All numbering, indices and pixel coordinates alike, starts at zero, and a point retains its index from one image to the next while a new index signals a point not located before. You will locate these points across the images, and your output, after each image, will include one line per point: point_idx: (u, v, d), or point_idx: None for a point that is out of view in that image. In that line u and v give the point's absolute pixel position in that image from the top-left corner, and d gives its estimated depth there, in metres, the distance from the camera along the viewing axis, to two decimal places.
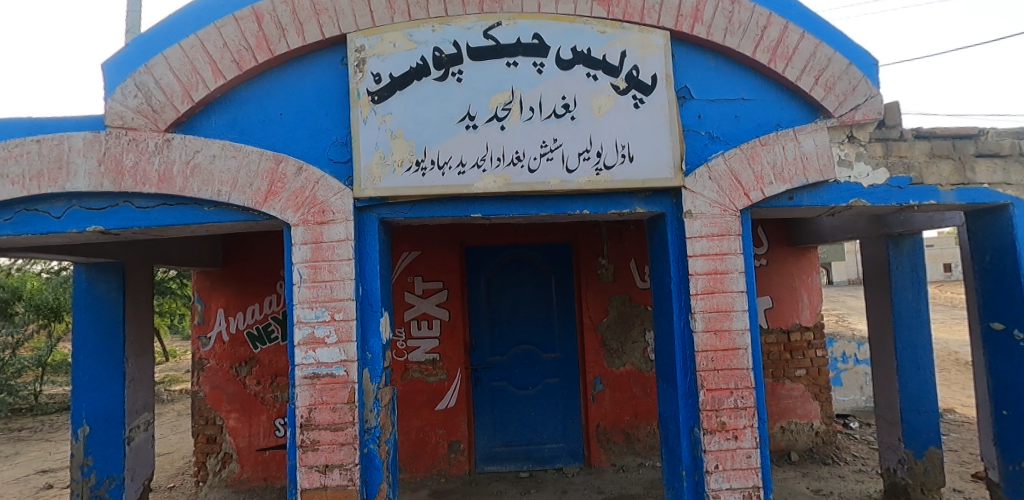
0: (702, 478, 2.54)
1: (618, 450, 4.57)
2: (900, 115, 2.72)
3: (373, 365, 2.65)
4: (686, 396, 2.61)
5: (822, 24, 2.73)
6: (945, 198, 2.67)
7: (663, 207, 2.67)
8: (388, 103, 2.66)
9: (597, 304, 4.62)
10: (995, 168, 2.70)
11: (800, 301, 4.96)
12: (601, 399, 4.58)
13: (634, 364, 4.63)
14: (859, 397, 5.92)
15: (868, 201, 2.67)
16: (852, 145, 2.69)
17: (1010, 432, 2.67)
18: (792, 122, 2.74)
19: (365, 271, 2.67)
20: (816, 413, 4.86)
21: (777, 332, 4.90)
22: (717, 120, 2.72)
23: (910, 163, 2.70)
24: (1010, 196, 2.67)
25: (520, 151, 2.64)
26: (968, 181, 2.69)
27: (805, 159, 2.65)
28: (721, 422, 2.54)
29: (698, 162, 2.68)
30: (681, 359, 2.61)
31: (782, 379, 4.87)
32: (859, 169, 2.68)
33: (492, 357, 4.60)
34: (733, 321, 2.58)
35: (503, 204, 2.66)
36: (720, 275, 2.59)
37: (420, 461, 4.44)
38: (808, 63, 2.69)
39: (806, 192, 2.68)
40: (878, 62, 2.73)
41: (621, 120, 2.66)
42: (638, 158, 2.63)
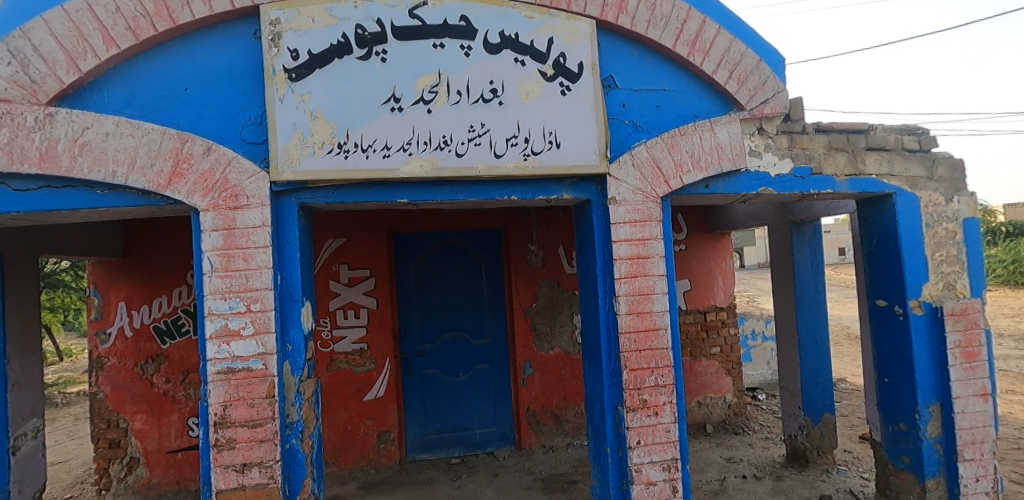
0: (625, 454, 2.65)
1: (548, 431, 4.70)
2: (803, 110, 2.93)
3: (294, 357, 2.54)
4: (610, 376, 2.70)
5: (735, 20, 2.87)
6: (839, 187, 2.91)
7: (589, 194, 2.73)
8: (306, 82, 2.51)
9: (526, 290, 4.68)
10: (882, 160, 2.97)
11: (716, 283, 5.27)
12: (531, 383, 4.67)
13: (563, 347, 4.74)
14: (766, 371, 6.41)
15: (775, 189, 2.87)
16: (762, 137, 2.87)
17: (891, 397, 2.99)
18: (709, 113, 2.88)
19: (284, 259, 2.53)
20: (728, 388, 5.22)
21: (694, 313, 5.19)
22: (640, 109, 2.81)
23: (811, 154, 2.91)
24: (894, 186, 2.95)
25: (447, 136, 2.59)
26: (860, 172, 2.94)
27: (719, 149, 2.80)
28: (643, 400, 2.65)
29: (622, 150, 2.75)
30: (606, 341, 2.69)
31: (698, 357, 5.17)
32: (767, 159, 2.87)
33: (422, 344, 4.54)
34: (653, 303, 2.69)
35: (430, 189, 2.60)
36: (642, 259, 2.69)
37: (349, 454, 4.32)
38: (723, 58, 2.83)
39: (721, 181, 2.83)
40: (785, 60, 2.92)
41: (549, 107, 2.67)
42: (564, 145, 2.66)
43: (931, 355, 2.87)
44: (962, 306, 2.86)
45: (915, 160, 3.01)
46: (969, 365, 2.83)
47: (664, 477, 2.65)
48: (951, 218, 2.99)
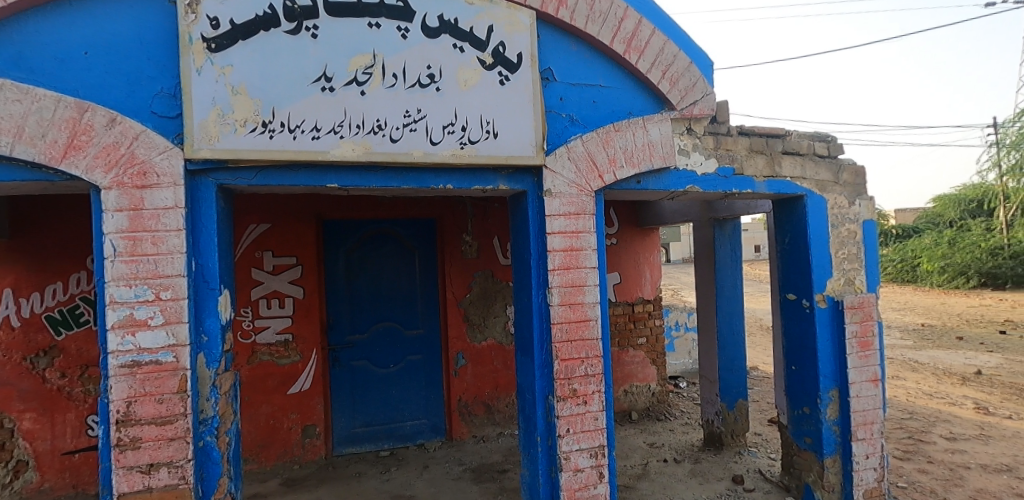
0: (555, 442, 2.70)
1: (479, 421, 4.71)
2: (727, 113, 3.08)
3: (210, 349, 2.37)
4: (542, 366, 2.73)
5: (669, 23, 2.97)
6: (758, 188, 3.10)
7: (525, 185, 2.73)
8: (227, 53, 2.33)
9: (461, 281, 4.64)
10: (796, 164, 3.19)
11: (644, 276, 5.48)
12: (463, 373, 4.65)
13: (496, 338, 4.76)
14: (687, 360, 6.74)
15: (700, 187, 3.00)
16: (690, 136, 3.00)
17: (797, 383, 3.24)
18: (642, 111, 2.96)
19: (200, 243, 2.35)
20: (653, 377, 5.46)
21: (623, 305, 5.37)
22: (577, 104, 2.84)
23: (734, 156, 3.08)
24: (805, 189, 3.18)
25: (382, 120, 2.50)
26: (777, 174, 3.14)
27: (651, 146, 2.89)
28: (573, 389, 2.71)
29: (558, 143, 2.77)
30: (538, 331, 2.72)
31: (626, 348, 5.37)
32: (694, 158, 3.00)
33: (352, 335, 4.40)
34: (585, 295, 2.74)
35: (362, 175, 2.50)
36: (575, 251, 2.74)
37: (271, 450, 4.12)
38: (657, 58, 2.92)
39: (651, 177, 2.92)
40: (713, 64, 3.06)
41: (487, 96, 2.65)
42: (501, 135, 2.64)
43: (833, 344, 3.13)
44: (859, 300, 3.13)
45: (824, 165, 3.25)
46: (863, 354, 3.11)
47: (592, 464, 2.73)
48: (852, 220, 3.27)
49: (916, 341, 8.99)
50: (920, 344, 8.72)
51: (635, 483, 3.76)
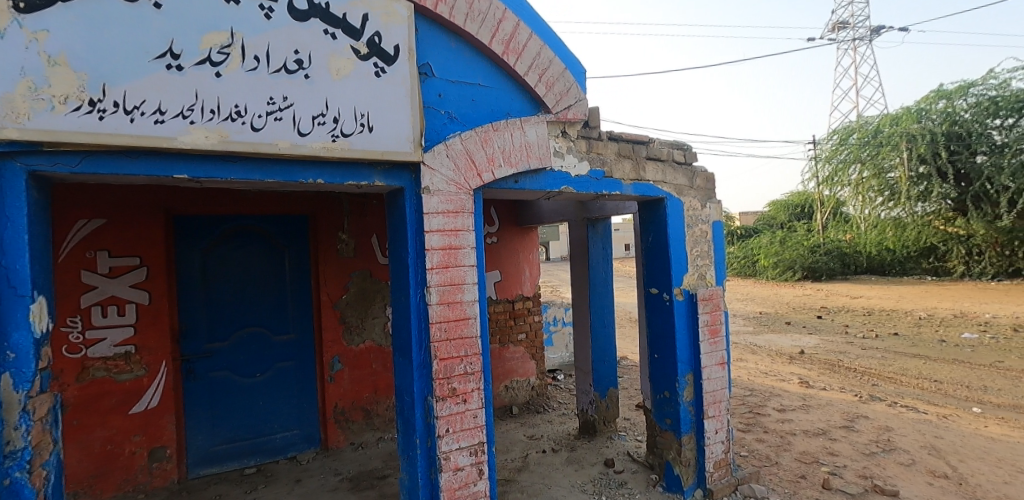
0: (434, 443, 2.66)
1: (357, 428, 4.52)
2: (598, 119, 3.27)
3: (19, 368, 1.99)
4: (420, 367, 2.68)
5: (545, 29, 3.09)
6: (625, 190, 3.32)
7: (402, 182, 2.66)
8: (42, 16, 1.96)
9: (336, 281, 4.40)
10: (658, 169, 3.46)
11: (523, 274, 5.63)
12: (339, 378, 4.42)
13: (375, 340, 4.59)
14: (564, 354, 7.04)
15: (574, 188, 3.15)
16: (565, 139, 3.13)
17: (659, 370, 3.53)
18: (519, 113, 3.03)
19: (3, 242, 1.96)
20: (532, 371, 5.65)
21: (504, 302, 5.48)
22: (456, 101, 2.82)
23: (604, 159, 3.27)
24: (666, 192, 3.47)
25: (241, 106, 2.27)
26: (642, 178, 3.39)
27: (528, 147, 2.96)
28: (452, 388, 2.70)
29: (437, 140, 2.74)
30: (416, 331, 2.66)
31: (506, 344, 5.49)
32: (568, 160, 3.13)
33: (210, 344, 3.97)
34: (464, 293, 2.74)
35: (218, 165, 2.25)
36: (454, 250, 2.72)
37: (109, 479, 3.57)
38: (534, 61, 3.00)
39: (528, 177, 3.00)
40: (585, 71, 3.23)
41: (362, 88, 2.53)
42: (377, 129, 2.54)
43: (688, 333, 3.45)
44: (710, 293, 3.50)
45: (682, 171, 3.58)
46: (713, 340, 3.48)
47: (471, 461, 2.74)
48: (704, 221, 3.64)
49: (755, 327, 10.32)
50: (758, 329, 10.02)
51: (515, 476, 3.86)
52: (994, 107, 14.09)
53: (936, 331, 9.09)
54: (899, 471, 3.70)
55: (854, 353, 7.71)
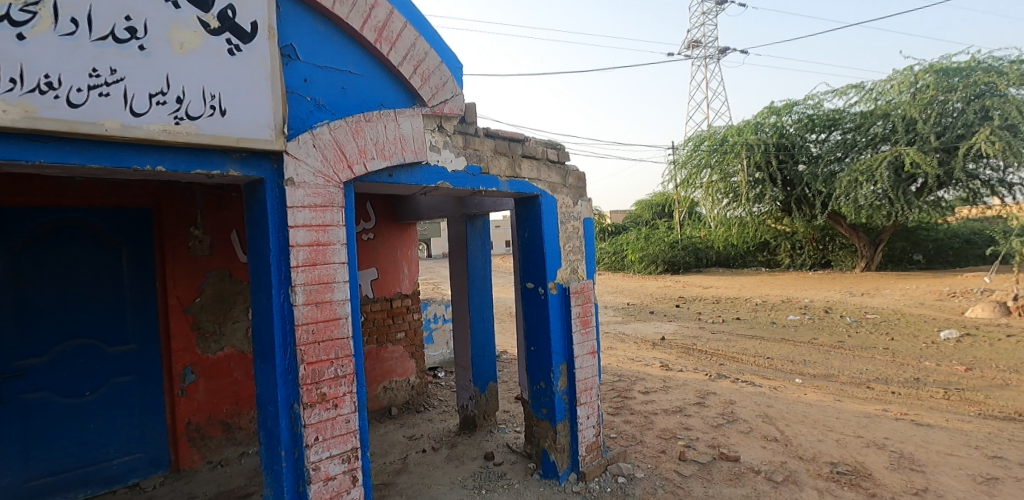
0: (302, 454, 2.48)
1: (216, 444, 4.08)
2: (475, 115, 3.28)
3: None
4: (285, 373, 2.48)
5: (420, 20, 3.02)
6: (502, 187, 3.37)
7: (262, 172, 2.43)
8: None
9: (188, 282, 3.93)
10: (533, 167, 3.56)
11: (402, 271, 5.49)
12: (193, 391, 3.96)
13: (235, 346, 4.19)
14: (445, 351, 6.99)
15: (450, 184, 3.12)
16: (441, 134, 3.09)
17: (535, 362, 3.63)
18: (393, 104, 2.93)
19: None
20: (412, 370, 5.55)
21: (381, 300, 5.30)
22: (323, 88, 2.65)
23: (480, 156, 3.29)
24: (541, 189, 3.58)
25: (54, 76, 1.91)
26: (518, 175, 3.47)
27: (402, 140, 2.87)
28: (322, 394, 2.54)
29: (302, 129, 2.55)
30: (280, 335, 2.46)
31: (384, 343, 5.32)
32: (444, 155, 3.10)
33: (22, 361, 3.32)
34: (333, 292, 2.59)
35: (23, 146, 1.88)
36: (322, 246, 2.55)
37: None
38: (408, 52, 2.92)
39: (403, 171, 2.92)
40: (462, 66, 3.22)
41: (212, 65, 2.27)
42: (231, 112, 2.29)
43: (562, 325, 3.60)
44: (581, 286, 3.68)
45: (555, 170, 3.72)
46: (584, 330, 3.67)
47: (343, 469, 2.60)
48: (576, 218, 3.82)
49: (623, 317, 11.13)
50: (626, 319, 10.82)
51: (394, 479, 3.77)
52: (811, 123, 16.68)
53: (769, 315, 10.53)
54: (740, 439, 4.21)
55: (704, 337, 8.65)
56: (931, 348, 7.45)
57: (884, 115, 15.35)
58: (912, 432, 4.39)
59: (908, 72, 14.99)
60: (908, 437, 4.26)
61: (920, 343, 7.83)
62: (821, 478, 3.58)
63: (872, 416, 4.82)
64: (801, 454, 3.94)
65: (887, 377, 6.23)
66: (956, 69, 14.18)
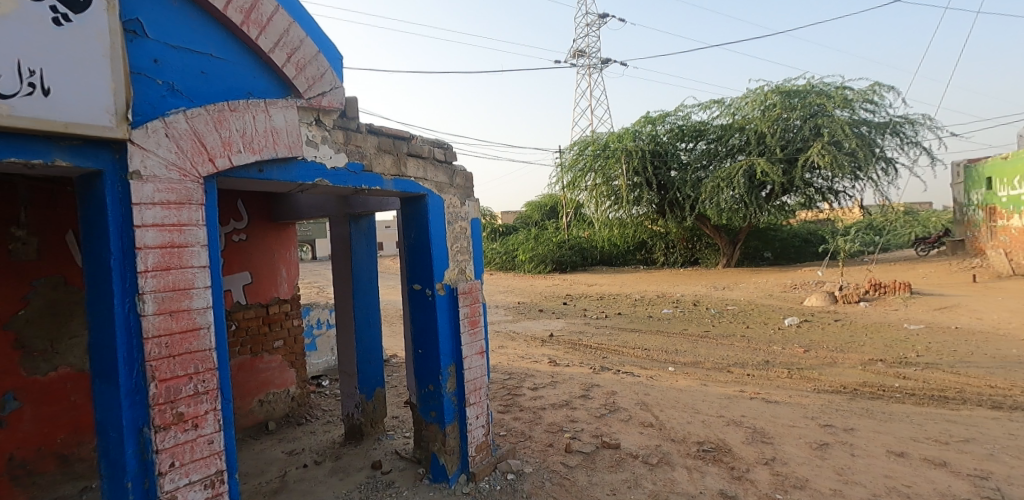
0: (154, 484, 2.20)
1: (47, 481, 3.51)
2: (356, 110, 3.14)
3: None
4: (131, 393, 2.16)
5: (293, 5, 2.82)
6: (386, 185, 3.26)
7: (100, 163, 2.10)
8: None
9: (7, 292, 3.32)
10: (419, 166, 3.49)
11: (279, 274, 5.10)
12: (16, 421, 3.35)
13: (74, 365, 3.60)
14: (329, 357, 6.63)
15: (329, 181, 2.95)
16: (319, 128, 2.91)
17: (423, 364, 3.56)
18: (263, 93, 2.70)
19: None
20: (292, 380, 5.19)
21: (255, 307, 4.89)
22: (178, 71, 2.36)
23: (363, 153, 3.16)
24: (427, 189, 3.51)
25: None
26: (403, 174, 3.37)
27: (274, 133, 2.66)
28: (178, 414, 2.27)
29: (151, 115, 2.25)
30: (125, 351, 2.15)
31: (260, 353, 4.92)
32: (323, 151, 2.92)
33: None
34: (191, 299, 2.32)
35: None
36: (177, 249, 2.27)
37: None
38: (281, 38, 2.71)
39: (275, 167, 2.70)
40: (341, 58, 3.07)
41: (31, 35, 1.90)
42: (59, 92, 1.94)
43: (450, 326, 3.56)
44: (469, 287, 3.68)
45: (442, 169, 3.68)
46: (472, 331, 3.67)
47: (206, 496, 2.35)
48: (463, 218, 3.81)
49: (514, 316, 11.36)
50: (517, 318, 11.07)
51: None
52: (682, 133, 18.31)
53: (646, 309, 11.36)
54: (620, 427, 4.48)
55: (589, 332, 9.12)
56: (778, 334, 8.51)
57: (740, 129, 17.29)
58: (763, 409, 4.98)
59: (759, 91, 16.99)
60: (760, 413, 4.82)
61: (769, 330, 8.91)
62: (689, 456, 3.92)
63: (732, 397, 5.38)
64: (673, 436, 4.29)
65: (743, 361, 7.00)
66: (796, 91, 16.37)
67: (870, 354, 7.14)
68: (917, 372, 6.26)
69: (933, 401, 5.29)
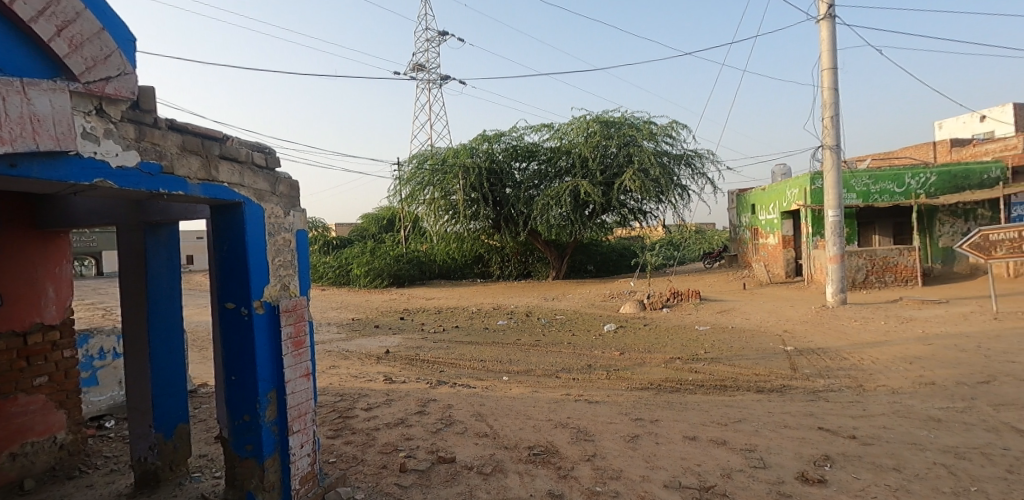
0: None
1: None
2: (153, 101, 2.71)
3: None
4: None
5: None
6: (191, 190, 2.86)
7: None
8: None
9: None
10: (234, 171, 3.14)
11: (44, 295, 4.14)
12: None
13: None
14: (116, 393, 5.56)
15: (113, 182, 2.49)
16: (101, 119, 2.44)
17: (236, 393, 3.18)
18: (21, 71, 2.17)
19: None
20: (61, 425, 4.23)
21: (6, 337, 3.90)
22: None
23: (162, 151, 2.74)
24: (243, 196, 3.16)
25: None
26: (213, 178, 2.99)
27: (36, 121, 2.14)
28: None
29: None
30: None
31: (12, 395, 3.93)
32: (106, 146, 2.46)
33: None
34: None
35: None
36: None
37: None
38: (48, 7, 2.24)
39: (37, 162, 2.18)
40: (136, 41, 2.63)
41: None
42: None
43: (271, 348, 3.23)
44: (293, 304, 3.39)
45: (262, 176, 3.35)
46: (296, 352, 3.39)
47: None
48: (287, 229, 3.52)
49: (347, 333, 10.77)
50: (350, 335, 10.51)
51: None
52: (516, 153, 19.38)
53: (482, 321, 11.66)
54: (456, 440, 4.51)
55: (426, 347, 9.04)
56: (599, 340, 9.40)
57: (567, 152, 18.93)
58: (585, 409, 5.42)
59: (583, 119, 18.79)
60: (583, 414, 5.25)
61: (591, 336, 9.78)
62: (521, 461, 4.10)
63: (559, 401, 5.77)
64: (506, 444, 4.44)
65: (569, 367, 7.58)
66: (613, 122, 18.46)
67: (670, 353, 8.26)
68: (705, 366, 7.41)
69: (716, 390, 6.31)
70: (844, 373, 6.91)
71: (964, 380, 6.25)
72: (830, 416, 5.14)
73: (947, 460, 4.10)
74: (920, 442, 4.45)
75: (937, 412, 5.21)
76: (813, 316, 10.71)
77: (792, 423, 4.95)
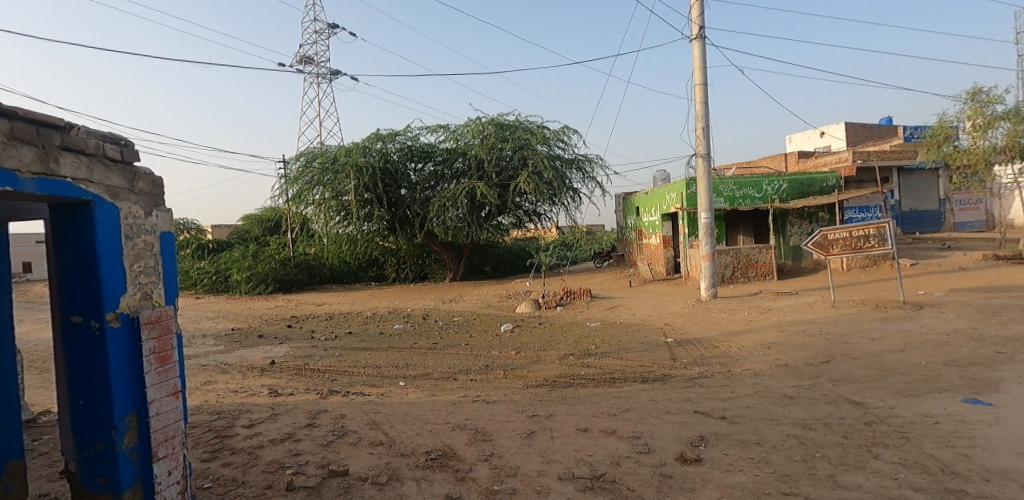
0: None
1: None
2: None
3: None
4: None
5: None
6: (23, 186, 2.44)
7: None
8: None
9: None
10: (80, 164, 2.74)
11: None
12: None
13: None
14: None
15: None
16: None
17: (85, 418, 2.80)
18: None
19: None
20: None
21: None
22: None
23: None
24: (92, 193, 2.77)
25: None
26: (51, 172, 2.58)
27: None
28: None
29: None
30: None
31: None
32: None
33: None
34: None
35: None
36: None
37: None
38: None
39: None
40: None
41: None
42: None
43: (130, 366, 2.86)
44: (157, 315, 3.05)
45: (117, 171, 2.96)
46: (162, 369, 3.03)
47: None
48: (149, 231, 3.14)
49: (226, 344, 9.87)
50: (229, 347, 9.63)
51: None
52: (412, 153, 19.04)
53: (377, 326, 11.28)
54: (349, 451, 4.31)
55: (317, 356, 8.56)
56: (496, 340, 9.52)
57: (463, 154, 18.97)
58: (483, 410, 5.46)
59: (478, 121, 18.94)
60: (480, 414, 5.28)
61: (489, 337, 9.88)
62: (418, 468, 4.02)
63: (457, 403, 5.76)
64: (402, 451, 4.33)
65: (466, 368, 7.58)
66: (507, 125, 18.81)
67: (564, 350, 8.58)
68: (596, 361, 7.81)
69: (605, 383, 6.67)
70: (715, 360, 7.65)
71: (809, 361, 7.20)
72: (704, 400, 5.67)
73: (798, 431, 4.69)
74: (777, 417, 5.05)
75: (790, 390, 5.95)
76: (690, 310, 11.73)
77: (672, 409, 5.38)
